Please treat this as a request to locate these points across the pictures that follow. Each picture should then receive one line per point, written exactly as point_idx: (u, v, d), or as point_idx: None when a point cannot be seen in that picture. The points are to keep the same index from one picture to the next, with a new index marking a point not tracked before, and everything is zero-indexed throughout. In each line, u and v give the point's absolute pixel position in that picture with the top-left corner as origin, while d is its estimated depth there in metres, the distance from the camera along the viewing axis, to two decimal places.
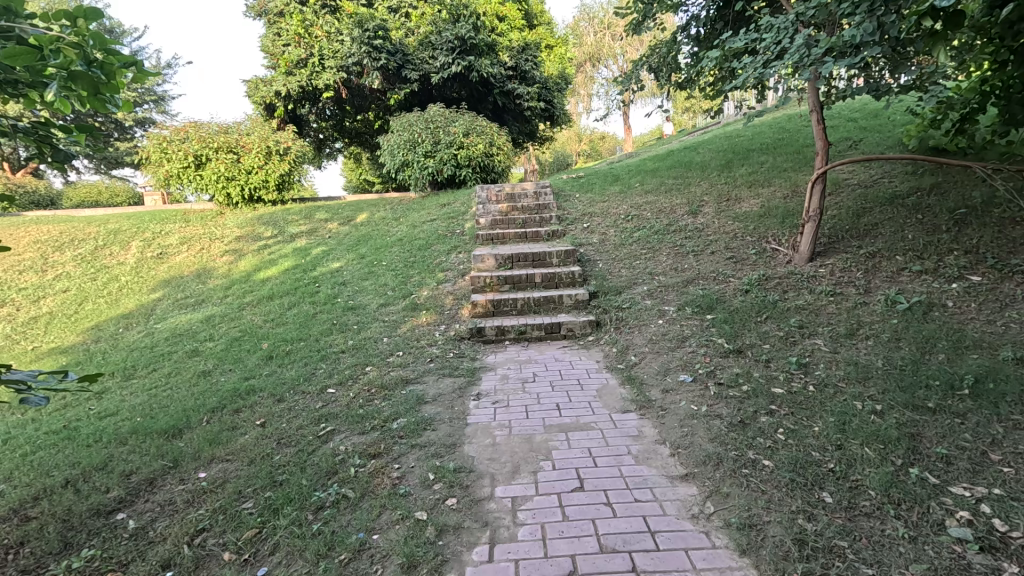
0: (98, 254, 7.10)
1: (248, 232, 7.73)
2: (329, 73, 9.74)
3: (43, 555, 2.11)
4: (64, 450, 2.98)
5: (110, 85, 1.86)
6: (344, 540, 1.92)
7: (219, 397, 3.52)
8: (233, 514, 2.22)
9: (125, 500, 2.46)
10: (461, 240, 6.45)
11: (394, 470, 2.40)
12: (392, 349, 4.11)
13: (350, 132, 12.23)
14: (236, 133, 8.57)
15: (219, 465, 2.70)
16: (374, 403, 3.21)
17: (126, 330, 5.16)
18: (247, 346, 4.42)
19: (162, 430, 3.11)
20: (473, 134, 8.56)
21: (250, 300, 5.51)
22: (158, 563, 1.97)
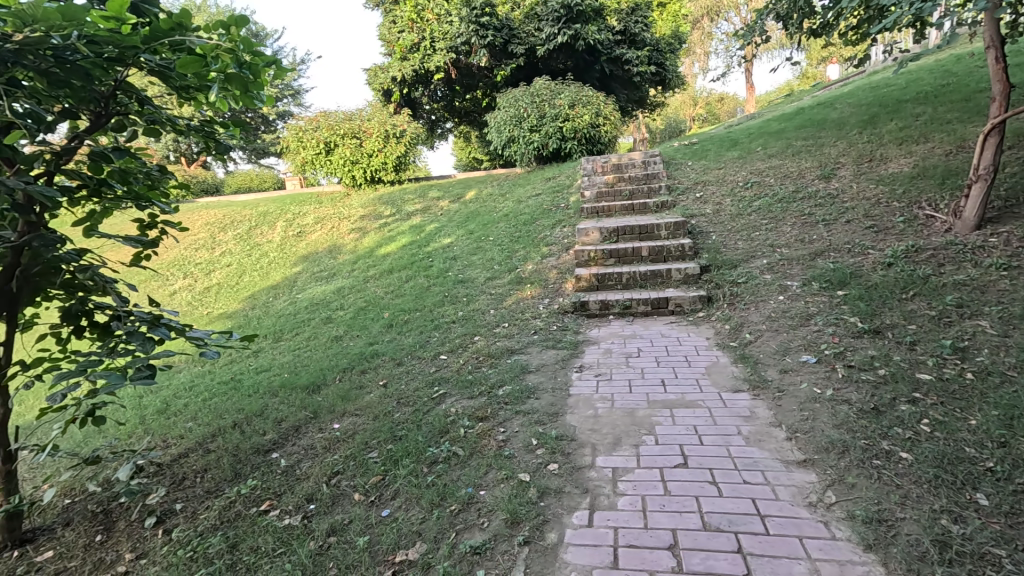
0: (252, 234, 8.21)
1: (371, 211, 8.41)
2: (439, 55, 10.09)
3: (220, 480, 2.57)
4: (232, 398, 3.57)
5: (257, 83, 2.12)
6: (454, 493, 2.09)
7: (349, 360, 3.95)
8: (361, 462, 2.51)
9: (277, 442, 2.90)
10: (566, 214, 6.45)
11: (500, 434, 2.54)
12: (498, 320, 4.28)
13: (459, 112, 12.64)
14: (359, 119, 9.29)
15: (350, 419, 3.06)
16: (482, 370, 3.39)
17: (275, 298, 5.97)
18: (370, 316, 4.87)
19: (304, 386, 3.59)
20: (579, 105, 8.39)
21: (372, 274, 6.05)
22: (303, 497, 2.31)
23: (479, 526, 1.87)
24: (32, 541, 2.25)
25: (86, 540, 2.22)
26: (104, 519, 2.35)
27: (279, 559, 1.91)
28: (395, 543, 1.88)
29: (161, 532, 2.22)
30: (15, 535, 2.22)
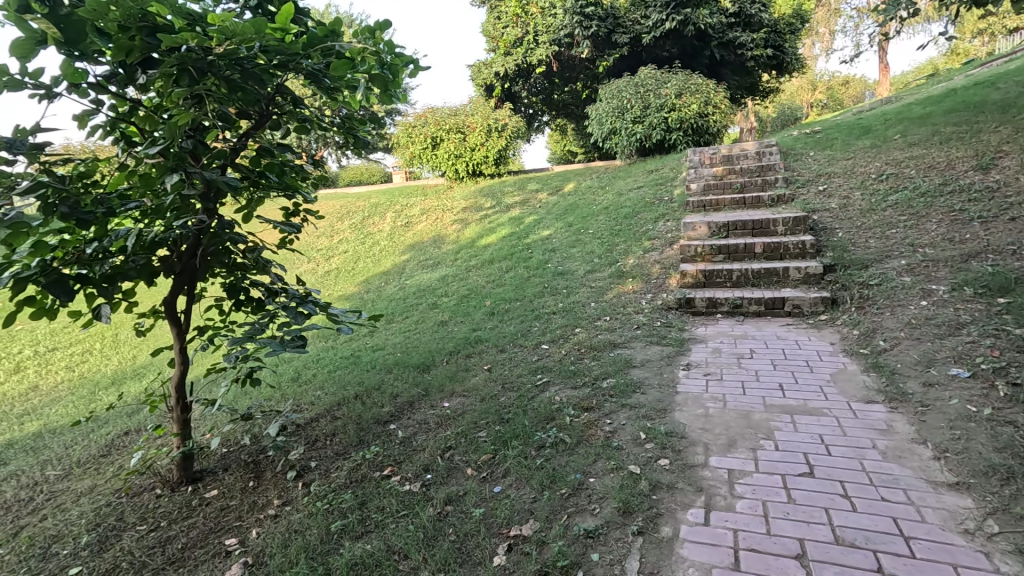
0: (365, 223, 8.87)
1: (472, 203, 8.72)
2: (542, 48, 10.16)
3: (348, 444, 2.85)
4: (353, 372, 3.91)
5: (395, 81, 2.28)
6: (564, 478, 2.15)
7: (454, 344, 4.16)
8: (472, 439, 2.65)
9: (394, 415, 3.14)
10: (669, 207, 6.23)
11: (606, 425, 2.55)
12: (599, 313, 4.26)
13: (558, 104, 12.64)
14: (464, 114, 9.64)
15: (458, 399, 3.23)
16: (584, 361, 3.42)
17: (385, 284, 6.42)
18: (473, 303, 5.08)
19: (416, 365, 3.85)
20: (686, 94, 8.04)
21: (474, 263, 6.28)
22: (421, 466, 2.49)
23: (591, 511, 1.91)
24: (201, 479, 2.64)
25: (242, 484, 2.56)
26: (255, 468, 2.69)
27: (403, 520, 2.08)
28: (509, 517, 1.97)
29: (302, 484, 2.51)
30: (188, 472, 2.62)
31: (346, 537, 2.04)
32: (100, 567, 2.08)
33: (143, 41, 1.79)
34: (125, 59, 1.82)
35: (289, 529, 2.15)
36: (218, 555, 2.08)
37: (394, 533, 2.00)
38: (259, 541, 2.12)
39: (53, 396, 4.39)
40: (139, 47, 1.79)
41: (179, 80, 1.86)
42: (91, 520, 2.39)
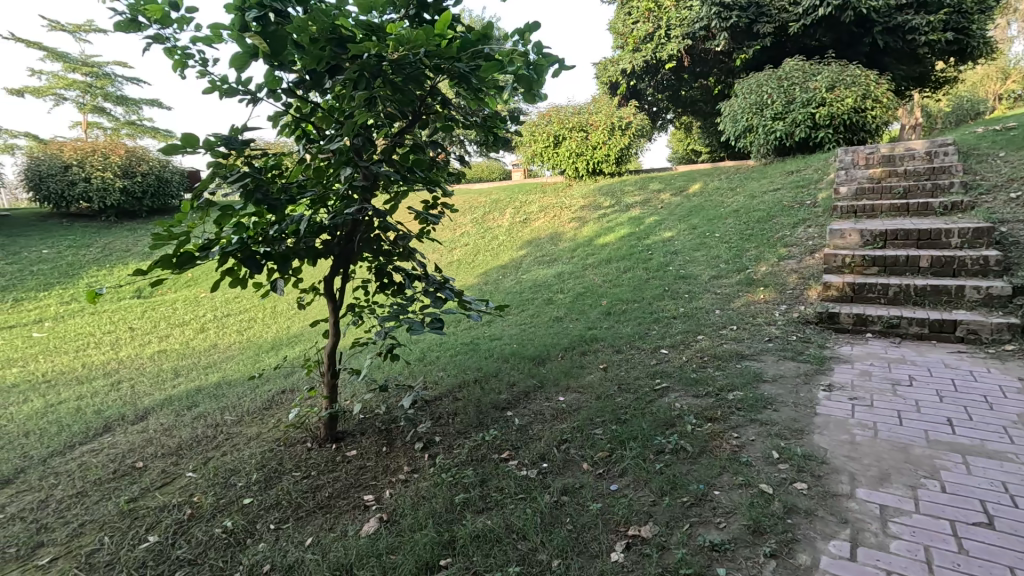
0: (486, 218, 9.25)
1: (591, 202, 8.68)
2: (674, 43, 9.74)
3: (468, 424, 3.02)
4: (473, 357, 4.13)
5: (539, 79, 2.32)
6: (685, 486, 2.08)
7: (570, 340, 4.20)
8: (588, 435, 2.67)
9: (511, 403, 3.27)
10: (811, 213, 5.69)
11: (732, 438, 2.42)
12: (725, 321, 4.04)
13: (686, 101, 12.08)
14: (587, 112, 9.61)
15: (573, 394, 3.27)
16: (708, 370, 3.26)
17: (503, 277, 6.65)
18: (589, 301, 5.08)
19: (532, 357, 3.95)
20: (840, 87, 7.23)
21: (591, 262, 6.27)
22: (537, 455, 2.56)
23: (716, 524, 1.84)
24: (342, 440, 2.96)
25: (377, 448, 2.84)
26: (387, 436, 2.97)
27: (522, 503, 2.17)
28: (627, 516, 1.97)
29: (428, 456, 2.72)
30: (333, 432, 2.95)
31: (469, 510, 2.17)
32: (267, 501, 2.43)
33: (331, 51, 2.03)
34: (315, 66, 2.08)
35: (417, 494, 2.34)
36: (358, 507, 2.34)
37: (513, 514, 2.09)
38: (392, 501, 2.34)
39: (228, 354, 5.21)
40: (328, 56, 2.05)
41: (358, 84, 2.09)
42: (259, 461, 2.81)
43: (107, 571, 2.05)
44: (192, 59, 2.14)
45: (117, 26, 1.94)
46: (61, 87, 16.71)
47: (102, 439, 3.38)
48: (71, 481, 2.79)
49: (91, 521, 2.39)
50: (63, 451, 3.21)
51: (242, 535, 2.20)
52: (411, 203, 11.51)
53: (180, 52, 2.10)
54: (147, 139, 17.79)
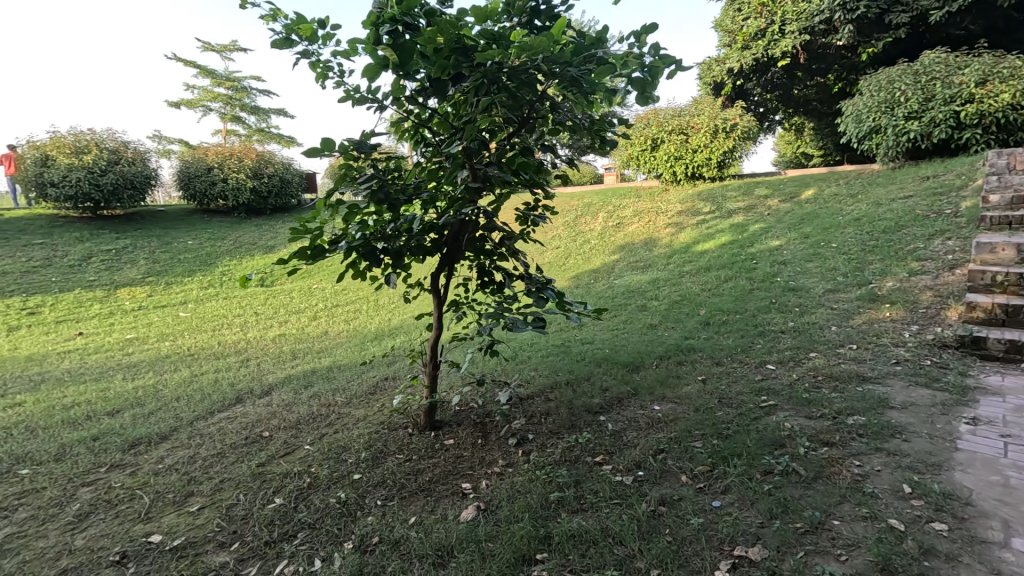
0: (578, 221, 9.23)
1: (689, 207, 8.35)
2: (789, 39, 9.06)
3: (561, 425, 3.04)
4: (565, 359, 4.14)
5: (652, 81, 2.28)
6: (798, 511, 1.95)
7: (666, 348, 4.08)
8: (688, 447, 2.58)
9: (604, 407, 3.24)
10: (951, 223, 5.05)
11: (854, 466, 2.22)
12: (843, 339, 3.70)
13: (800, 101, 11.21)
14: (689, 114, 9.25)
15: (670, 404, 3.17)
16: (823, 390, 3.01)
17: (595, 281, 6.60)
18: (685, 310, 4.89)
19: (626, 363, 3.89)
20: (993, 81, 6.32)
21: (689, 269, 6.03)
22: (632, 462, 2.52)
23: (836, 557, 1.70)
24: (439, 429, 3.10)
25: (473, 440, 2.95)
26: (482, 429, 3.07)
27: (618, 508, 2.14)
28: (732, 535, 1.88)
29: (521, 452, 2.77)
30: (431, 421, 3.09)
31: (564, 509, 2.19)
32: (375, 478, 2.62)
33: (456, 59, 2.15)
34: (440, 75, 2.21)
35: (513, 488, 2.40)
36: (457, 494, 2.45)
37: (609, 518, 2.07)
38: (489, 491, 2.43)
39: (337, 341, 5.66)
40: (451, 65, 2.16)
41: (480, 90, 2.19)
42: (366, 441, 3.03)
43: (243, 524, 2.32)
44: (331, 70, 2.30)
45: (274, 42, 2.18)
46: (208, 99, 19.16)
47: (235, 408, 3.83)
48: (212, 442, 3.20)
49: (229, 479, 2.72)
50: (206, 415, 3.69)
51: (354, 506, 2.39)
52: (511, 204, 11.90)
53: (321, 65, 2.27)
54: (273, 145, 19.87)
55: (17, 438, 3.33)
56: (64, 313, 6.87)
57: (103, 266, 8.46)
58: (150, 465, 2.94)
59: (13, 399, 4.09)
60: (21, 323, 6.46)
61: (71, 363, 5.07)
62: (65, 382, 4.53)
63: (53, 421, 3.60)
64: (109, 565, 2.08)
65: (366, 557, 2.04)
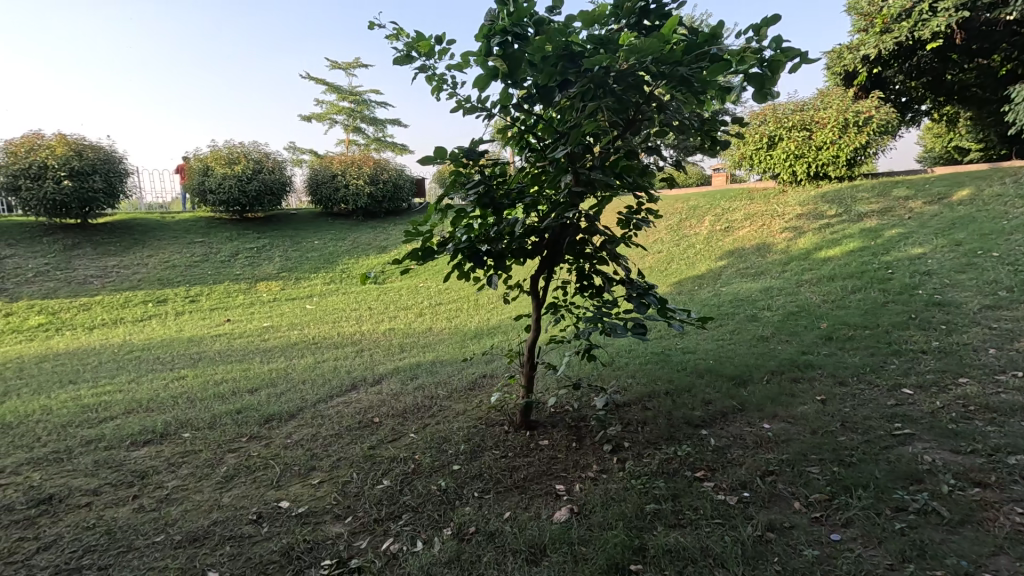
0: (682, 225, 8.85)
1: (811, 210, 7.64)
2: (942, 17, 7.92)
3: (660, 436, 2.93)
4: (665, 368, 3.99)
5: (773, 77, 2.11)
6: (938, 557, 1.74)
7: (778, 362, 3.77)
8: (802, 472, 2.37)
9: (706, 421, 3.07)
10: None
11: (1014, 515, 1.92)
12: (1004, 365, 3.17)
13: (953, 87, 9.75)
14: (813, 109, 8.46)
15: (781, 423, 2.93)
16: (975, 423, 2.61)
17: (700, 288, 6.28)
18: (803, 322, 4.49)
19: (731, 377, 3.65)
20: None
21: (809, 277, 5.52)
22: (737, 481, 2.38)
23: None
24: (535, 429, 3.13)
25: (567, 442, 2.95)
26: (576, 432, 3.06)
27: (720, 528, 2.04)
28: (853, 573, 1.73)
29: (617, 459, 2.73)
30: (527, 420, 3.13)
31: (661, 522, 2.13)
32: (472, 470, 2.73)
33: (563, 66, 2.17)
34: (546, 82, 2.25)
35: (608, 495, 2.38)
36: (551, 494, 2.48)
37: (710, 537, 1.99)
38: (582, 495, 2.42)
39: (440, 337, 5.98)
40: (558, 71, 2.18)
41: (587, 95, 2.19)
42: (465, 434, 3.17)
43: (355, 500, 2.55)
44: (446, 83, 2.42)
45: (396, 59, 2.34)
46: (334, 113, 21.18)
47: (350, 394, 4.21)
48: (332, 423, 3.55)
49: (345, 458, 3.00)
50: (326, 398, 4.09)
51: (453, 495, 2.52)
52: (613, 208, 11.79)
53: (437, 78, 2.39)
54: (388, 153, 21.47)
55: (180, 406, 3.94)
56: (216, 302, 7.99)
57: (246, 262, 9.70)
58: (281, 439, 3.33)
59: (177, 373, 4.85)
60: (184, 309, 7.62)
61: (221, 345, 5.89)
62: (217, 361, 5.27)
63: (207, 394, 4.21)
64: (248, 522, 2.39)
65: (464, 545, 2.14)
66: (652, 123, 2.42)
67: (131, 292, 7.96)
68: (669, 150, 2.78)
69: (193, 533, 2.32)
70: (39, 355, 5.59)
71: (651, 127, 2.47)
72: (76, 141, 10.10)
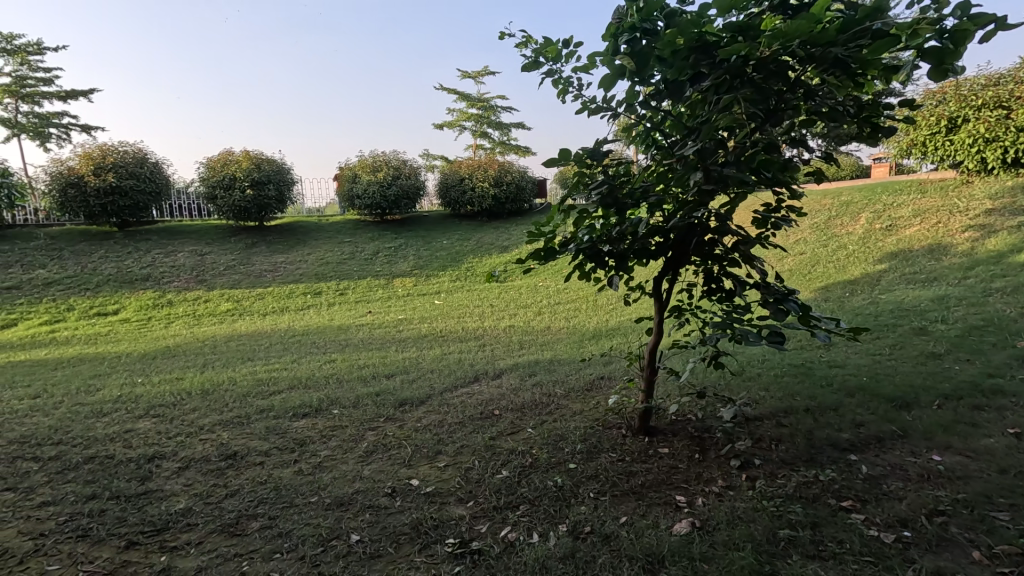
0: (831, 224, 7.89)
1: (1006, 205, 6.36)
2: None
3: (796, 457, 2.66)
4: (805, 382, 3.60)
5: (954, 50, 1.80)
6: None
7: (954, 385, 3.20)
8: (984, 517, 2.03)
9: (856, 445, 2.72)
10: None
11: None
12: None
13: None
14: (1013, 81, 6.99)
15: (956, 456, 2.49)
16: None
17: (851, 295, 5.56)
18: (990, 339, 3.76)
19: (889, 398, 3.18)
20: None
21: (1000, 286, 4.60)
22: (894, 517, 2.10)
23: None
24: (654, 436, 3.02)
25: (689, 453, 2.80)
26: (699, 443, 2.90)
27: (871, 568, 1.83)
28: None
29: (746, 476, 2.54)
30: (645, 426, 3.03)
31: (797, 551, 1.96)
32: (588, 470, 2.73)
33: (695, 59, 2.07)
34: (676, 77, 2.16)
35: (734, 513, 2.23)
36: (670, 505, 2.38)
37: None
38: (705, 509, 2.30)
39: (558, 336, 6.04)
40: (690, 65, 2.09)
41: (721, 87, 2.07)
42: (581, 434, 3.18)
43: (477, 486, 2.70)
44: (571, 86, 2.44)
45: (524, 66, 2.43)
46: (463, 120, 22.40)
47: (473, 385, 4.45)
48: (456, 412, 3.79)
49: (467, 445, 3.19)
50: (451, 388, 4.38)
51: (569, 493, 2.55)
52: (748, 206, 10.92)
53: (563, 81, 2.42)
54: (512, 155, 22.13)
55: (331, 386, 4.49)
56: (360, 295, 8.93)
57: (385, 260, 10.70)
58: (413, 422, 3.63)
59: (328, 356, 5.52)
60: (334, 300, 8.64)
61: (363, 334, 6.58)
62: (359, 348, 5.90)
63: (352, 376, 4.74)
64: (384, 495, 2.66)
65: (579, 543, 2.16)
66: (797, 112, 2.20)
67: (294, 285, 9.23)
68: (816, 141, 2.50)
69: (340, 498, 2.63)
70: (227, 335, 6.73)
71: (795, 116, 2.25)
72: (257, 155, 11.98)
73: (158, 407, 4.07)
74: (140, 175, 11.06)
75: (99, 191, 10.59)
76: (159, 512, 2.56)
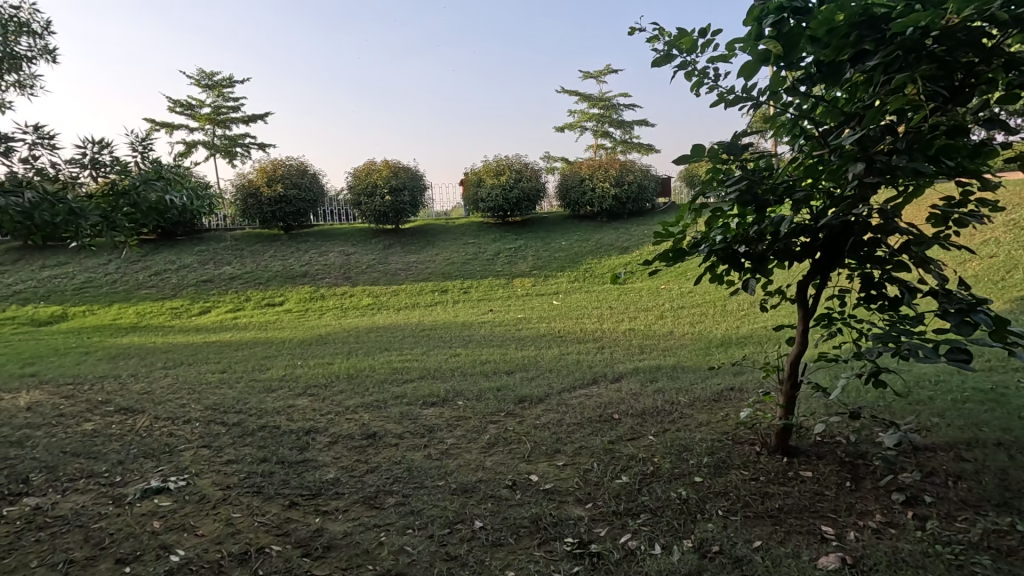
0: None
1: None
2: None
3: (982, 499, 2.24)
4: (995, 411, 3.01)
5: None
6: None
7: None
8: None
9: None
10: None
11: None
12: None
13: None
14: None
15: None
16: None
17: None
18: None
19: None
20: None
21: None
22: None
23: None
24: (794, 456, 2.72)
25: (838, 479, 2.49)
26: (852, 470, 2.56)
27: None
28: None
29: (913, 514, 2.19)
30: (784, 445, 2.74)
31: None
32: (716, 486, 2.56)
33: (858, 36, 1.83)
34: (834, 58, 1.93)
35: (896, 556, 1.96)
36: (815, 535, 2.14)
37: None
38: (860, 545, 2.04)
39: (683, 341, 5.75)
40: (851, 42, 1.86)
41: (892, 65, 1.80)
42: (709, 446, 2.99)
43: (596, 489, 2.67)
44: (707, 77, 2.29)
45: (656, 60, 2.34)
46: (584, 120, 22.28)
47: (592, 387, 4.41)
48: (575, 412, 3.79)
49: (587, 447, 3.17)
50: (570, 389, 4.39)
51: (695, 508, 2.41)
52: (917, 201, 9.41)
53: (698, 73, 2.28)
54: (634, 154, 21.52)
55: (456, 378, 4.76)
56: (482, 294, 9.34)
57: (506, 260, 11.06)
58: (532, 419, 3.71)
59: (454, 351, 5.85)
60: (459, 298, 9.14)
61: (485, 331, 6.87)
62: (482, 344, 6.18)
63: (475, 371, 4.98)
64: (505, 487, 2.75)
65: (706, 561, 2.05)
66: (993, 87, 1.85)
67: (424, 283, 9.92)
68: (1017, 119, 2.07)
69: (465, 486, 2.78)
70: (368, 327, 7.48)
71: (991, 93, 1.89)
72: (395, 164, 13.13)
73: (312, 387, 4.65)
74: (301, 185, 12.75)
75: (271, 200, 12.45)
76: (315, 479, 2.93)
